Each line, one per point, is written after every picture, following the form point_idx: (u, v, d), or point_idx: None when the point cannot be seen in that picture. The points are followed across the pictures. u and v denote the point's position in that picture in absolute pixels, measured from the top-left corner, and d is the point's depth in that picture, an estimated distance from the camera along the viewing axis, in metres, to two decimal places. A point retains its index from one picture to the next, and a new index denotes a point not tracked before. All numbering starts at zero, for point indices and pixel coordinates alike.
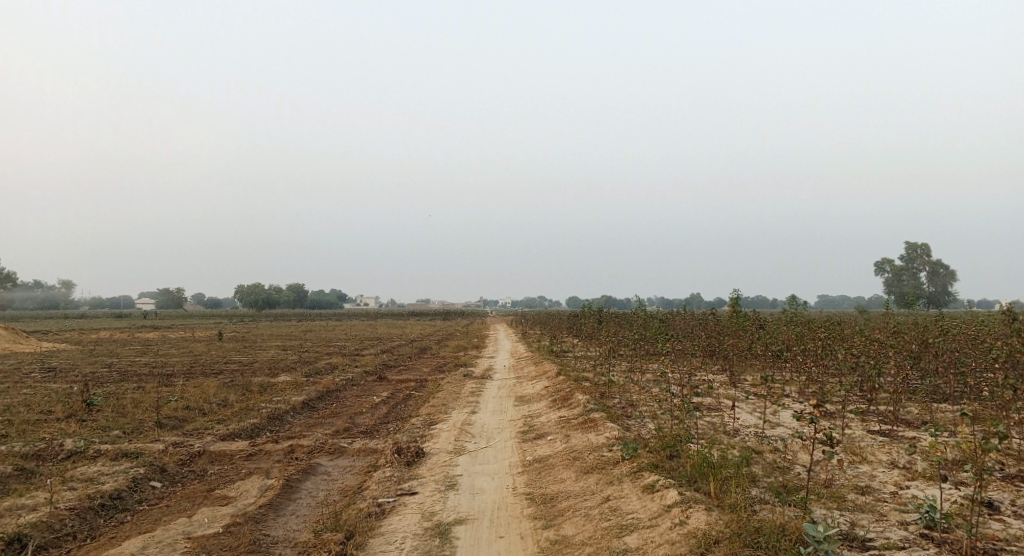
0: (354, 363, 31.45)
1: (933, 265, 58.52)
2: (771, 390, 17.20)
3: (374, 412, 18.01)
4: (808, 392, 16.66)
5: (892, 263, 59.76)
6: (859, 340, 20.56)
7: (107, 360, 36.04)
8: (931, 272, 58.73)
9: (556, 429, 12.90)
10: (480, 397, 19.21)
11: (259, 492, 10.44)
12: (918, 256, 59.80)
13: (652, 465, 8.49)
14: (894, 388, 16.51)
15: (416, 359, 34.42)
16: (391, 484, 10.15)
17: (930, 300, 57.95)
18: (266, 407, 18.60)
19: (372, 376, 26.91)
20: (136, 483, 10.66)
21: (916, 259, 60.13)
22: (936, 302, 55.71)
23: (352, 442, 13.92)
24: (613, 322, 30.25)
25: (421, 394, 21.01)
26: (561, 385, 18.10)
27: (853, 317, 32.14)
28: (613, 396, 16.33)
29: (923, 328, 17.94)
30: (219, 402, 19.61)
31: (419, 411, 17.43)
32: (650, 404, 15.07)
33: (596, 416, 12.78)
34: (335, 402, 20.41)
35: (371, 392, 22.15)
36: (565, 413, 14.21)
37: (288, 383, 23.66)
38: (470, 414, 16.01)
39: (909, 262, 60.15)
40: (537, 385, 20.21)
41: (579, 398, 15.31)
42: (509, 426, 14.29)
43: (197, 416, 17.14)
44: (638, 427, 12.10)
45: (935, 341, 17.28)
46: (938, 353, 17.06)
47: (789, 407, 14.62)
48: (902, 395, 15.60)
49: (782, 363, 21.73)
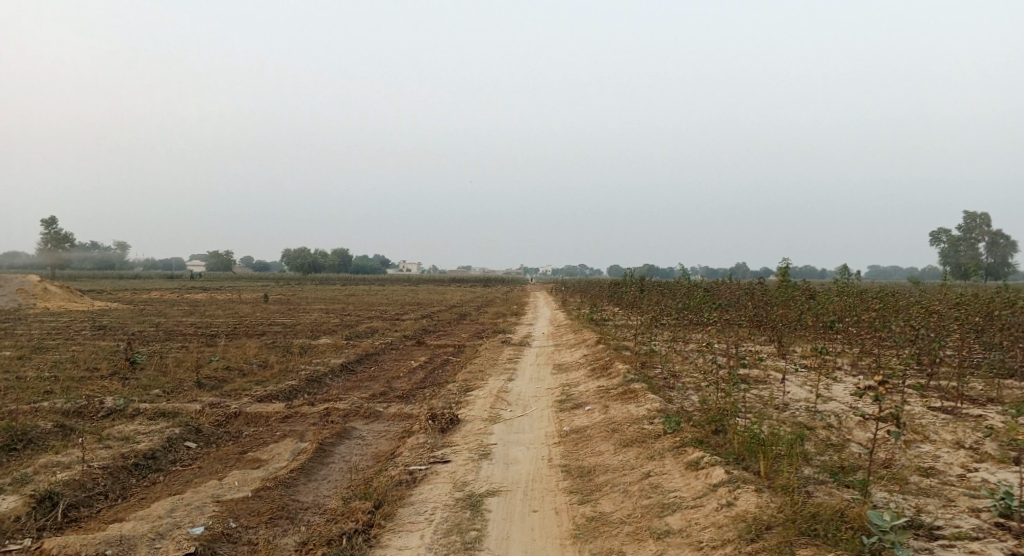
0: (394, 327, 31.51)
1: (993, 235, 55.70)
2: (823, 362, 16.41)
3: (411, 376, 17.86)
4: (863, 366, 15.83)
5: (949, 233, 57.12)
6: (918, 311, 19.47)
7: (156, 319, 36.97)
8: (990, 243, 55.96)
9: (594, 399, 12.47)
10: (518, 364, 18.88)
11: (292, 455, 10.32)
12: (977, 226, 57.01)
13: (697, 441, 7.98)
14: (957, 362, 15.54)
15: (455, 324, 34.35)
16: (424, 451, 9.89)
17: (989, 272, 55.28)
18: (305, 369, 18.64)
19: (411, 340, 26.86)
20: (170, 443, 10.67)
21: (975, 229, 57.35)
22: (995, 274, 53.12)
23: (388, 406, 13.75)
24: (655, 291, 29.52)
25: (459, 359, 20.80)
26: (601, 354, 17.64)
27: (909, 288, 30.71)
28: (655, 366, 15.79)
29: (990, 300, 16.81)
30: (260, 363, 19.77)
31: (456, 376, 17.19)
32: (694, 376, 14.50)
33: (637, 387, 12.29)
34: (373, 365, 20.37)
35: (409, 356, 22.07)
36: (605, 383, 13.75)
37: (327, 346, 23.75)
38: (507, 382, 15.69)
39: (966, 233, 57.43)
40: (576, 353, 19.78)
41: (619, 367, 14.83)
42: (547, 395, 13.91)
43: (236, 377, 17.26)
44: (680, 399, 11.57)
45: (1003, 313, 16.18)
46: (1005, 327, 15.98)
47: (843, 382, 13.85)
48: (966, 370, 14.65)
49: (833, 335, 20.79)
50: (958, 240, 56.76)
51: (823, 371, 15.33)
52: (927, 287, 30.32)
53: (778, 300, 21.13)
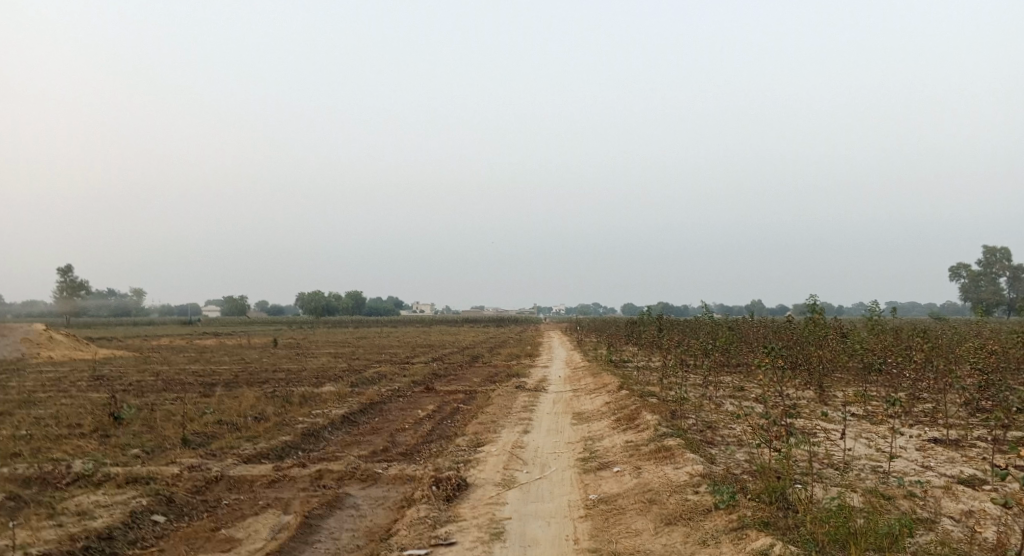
0: (403, 372, 30.03)
1: (1015, 269, 53.78)
2: (872, 411, 14.75)
3: (417, 428, 16.31)
4: (919, 415, 14.13)
5: (968, 267, 55.12)
6: (968, 351, 17.78)
7: (158, 368, 35.71)
8: (1012, 278, 54.04)
9: (623, 458, 10.87)
10: (534, 413, 17.34)
11: (272, 533, 8.83)
12: (997, 261, 55.21)
13: (761, 523, 6.50)
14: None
15: (467, 368, 32.84)
16: (427, 527, 8.36)
17: (1013, 308, 53.21)
18: (303, 422, 17.17)
19: (419, 386, 25.36)
20: (134, 518, 9.22)
21: (994, 264, 55.48)
22: (1018, 309, 51.08)
23: (388, 467, 12.19)
24: (676, 330, 27.98)
25: (470, 408, 19.28)
26: (624, 401, 16.06)
27: (943, 323, 28.93)
28: (686, 417, 14.19)
29: None
30: (256, 415, 18.37)
31: (466, 428, 15.65)
32: (732, 430, 12.89)
33: (671, 444, 10.73)
34: (378, 415, 18.92)
35: (417, 404, 20.53)
36: (633, 438, 12.16)
37: (331, 394, 22.29)
38: (522, 435, 14.15)
39: (987, 267, 55.42)
40: (596, 400, 18.20)
41: (647, 419, 13.23)
42: (568, 452, 12.32)
43: (227, 432, 15.85)
44: (724, 460, 9.97)
45: None
46: None
47: (903, 434, 12.17)
48: None
49: (875, 377, 19.09)
50: (978, 275, 54.82)
51: (876, 422, 13.64)
52: (963, 323, 28.50)
53: (810, 339, 19.59)
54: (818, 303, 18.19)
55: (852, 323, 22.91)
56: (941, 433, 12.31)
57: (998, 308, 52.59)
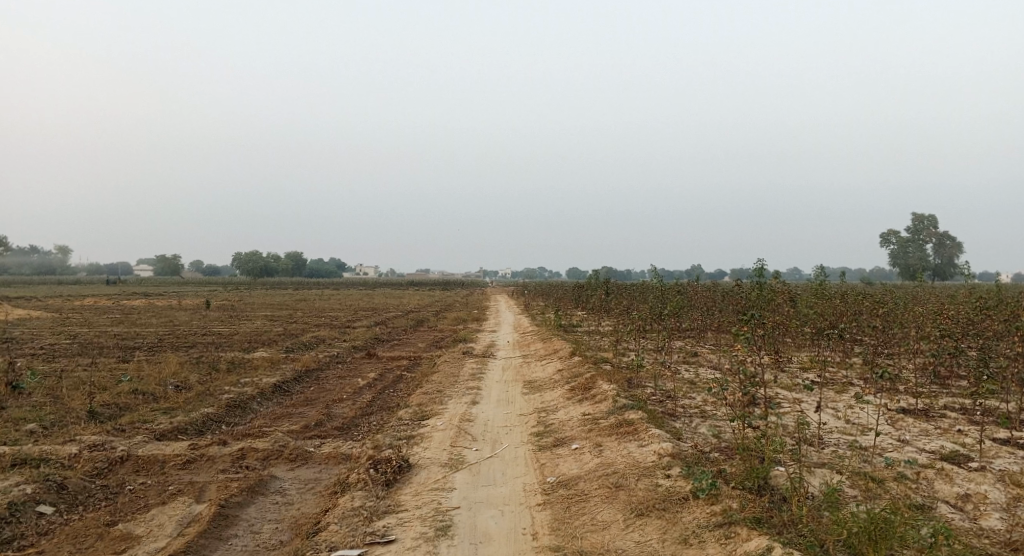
0: (343, 337, 28.59)
1: (940, 236, 55.34)
2: (830, 380, 14.29)
3: (356, 399, 15.09)
4: (878, 384, 13.69)
5: (898, 234, 56.36)
6: (916, 317, 17.53)
7: (76, 331, 33.04)
8: (937, 245, 55.63)
9: (582, 434, 9.91)
10: (482, 382, 16.32)
11: (179, 528, 7.57)
12: (925, 228, 56.66)
13: (751, 521, 5.69)
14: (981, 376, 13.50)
15: (411, 332, 31.59)
16: (362, 520, 7.26)
17: (936, 274, 54.94)
18: (229, 392, 15.72)
19: (360, 351, 24.02)
20: (12, 511, 7.79)
21: (922, 232, 56.93)
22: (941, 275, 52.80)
23: (321, 444, 10.98)
24: (625, 295, 27.32)
25: (413, 375, 18.13)
26: (577, 369, 15.19)
27: (884, 289, 29.14)
28: (643, 386, 13.38)
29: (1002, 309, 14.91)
30: (178, 383, 16.81)
31: (409, 399, 14.52)
32: (694, 400, 12.12)
33: (632, 417, 9.84)
34: (314, 383, 17.62)
35: (357, 372, 19.24)
36: (590, 410, 11.25)
37: (263, 361, 20.75)
38: (470, 406, 13.11)
39: (914, 235, 56.72)
40: (547, 368, 17.28)
41: (604, 389, 12.34)
42: (520, 425, 11.32)
43: (141, 403, 14.29)
44: (692, 436, 9.14)
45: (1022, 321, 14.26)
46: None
47: (871, 404, 11.58)
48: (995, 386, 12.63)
49: (827, 342, 18.76)
50: (906, 242, 56.22)
51: (838, 390, 13.12)
52: (903, 288, 28.72)
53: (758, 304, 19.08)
54: (765, 267, 17.56)
55: (799, 287, 22.56)
56: (905, 402, 11.84)
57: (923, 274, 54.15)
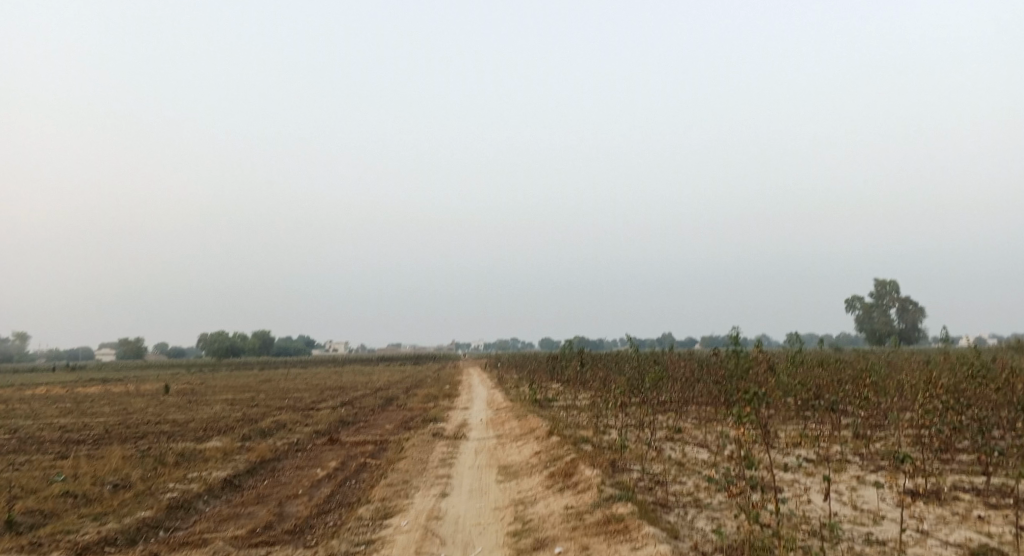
0: (306, 420, 26.96)
1: (903, 301, 55.95)
2: (824, 456, 13.40)
3: (314, 493, 13.72)
4: (876, 462, 12.83)
5: (862, 298, 56.84)
6: (902, 384, 16.90)
7: (17, 423, 30.65)
8: (900, 309, 56.21)
9: (565, 533, 8.78)
10: (453, 468, 15.08)
11: None
12: (887, 292, 57.20)
13: None
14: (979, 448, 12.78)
15: (380, 413, 30.08)
16: None
17: (902, 338, 55.25)
18: (172, 490, 14.20)
19: (323, 436, 22.49)
20: None
21: (884, 296, 57.46)
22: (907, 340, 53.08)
23: (268, 554, 9.66)
24: (600, 366, 26.42)
25: (378, 463, 16.77)
26: (556, 451, 14.08)
27: (861, 353, 28.66)
28: (628, 470, 12.33)
29: (991, 374, 14.37)
30: (117, 481, 15.22)
31: (373, 491, 13.23)
32: (684, 486, 11.09)
33: (620, 511, 8.80)
34: (269, 476, 16.15)
35: (318, 461, 17.79)
36: (573, 502, 10.16)
37: (215, 451, 19.15)
38: (440, 500, 11.89)
39: (878, 299, 57.22)
40: (523, 450, 16.12)
41: (586, 475, 11.27)
42: (495, 522, 10.15)
43: (69, 509, 12.72)
44: (690, 534, 8.12)
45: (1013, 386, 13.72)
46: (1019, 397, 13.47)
47: (874, 485, 10.67)
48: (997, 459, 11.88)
49: (812, 413, 17.99)
50: (870, 306, 56.73)
51: (835, 468, 12.25)
52: (877, 352, 28.36)
53: (736, 373, 18.31)
54: (742, 335, 16.90)
55: (778, 354, 21.91)
56: (909, 480, 10.99)
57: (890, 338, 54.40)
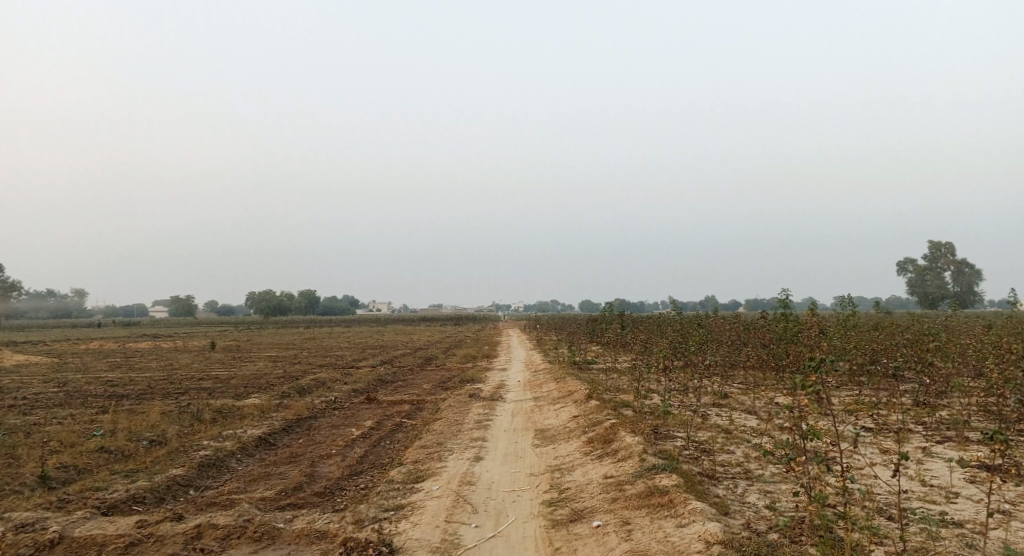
0: (345, 379, 26.88)
1: (958, 264, 53.37)
2: (884, 426, 12.44)
3: (346, 454, 13.41)
4: (941, 433, 11.85)
5: (914, 261, 54.33)
6: (966, 352, 15.70)
7: (67, 377, 31.38)
8: (955, 272, 53.67)
9: (604, 506, 8.17)
10: (488, 430, 14.61)
11: None
12: (942, 255, 54.53)
13: None
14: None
15: (418, 372, 29.88)
16: None
17: (956, 302, 52.79)
18: (205, 448, 14.04)
19: (359, 396, 22.29)
20: None
21: (939, 259, 54.77)
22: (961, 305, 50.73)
23: (293, 518, 9.31)
24: (640, 328, 25.60)
25: (413, 423, 16.42)
26: (596, 416, 13.42)
27: (916, 318, 27.18)
28: (671, 437, 11.61)
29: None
30: (153, 438, 15.17)
31: (406, 454, 12.83)
32: (733, 455, 10.35)
33: (664, 484, 8.11)
34: (304, 435, 15.94)
35: (353, 421, 17.53)
36: (613, 470, 9.51)
37: (252, 409, 19.08)
38: (473, 464, 11.40)
39: (932, 262, 54.59)
40: (561, 413, 15.54)
41: (628, 442, 10.59)
42: (531, 490, 9.60)
43: (102, 465, 12.64)
44: (742, 512, 7.39)
45: None
46: None
47: (944, 458, 9.75)
48: None
49: (866, 379, 16.94)
50: (923, 269, 54.25)
51: (897, 439, 11.33)
52: (934, 316, 26.87)
53: (785, 337, 17.31)
54: (790, 297, 15.88)
55: (830, 317, 20.72)
56: (979, 453, 10.07)
57: (943, 302, 52.02)
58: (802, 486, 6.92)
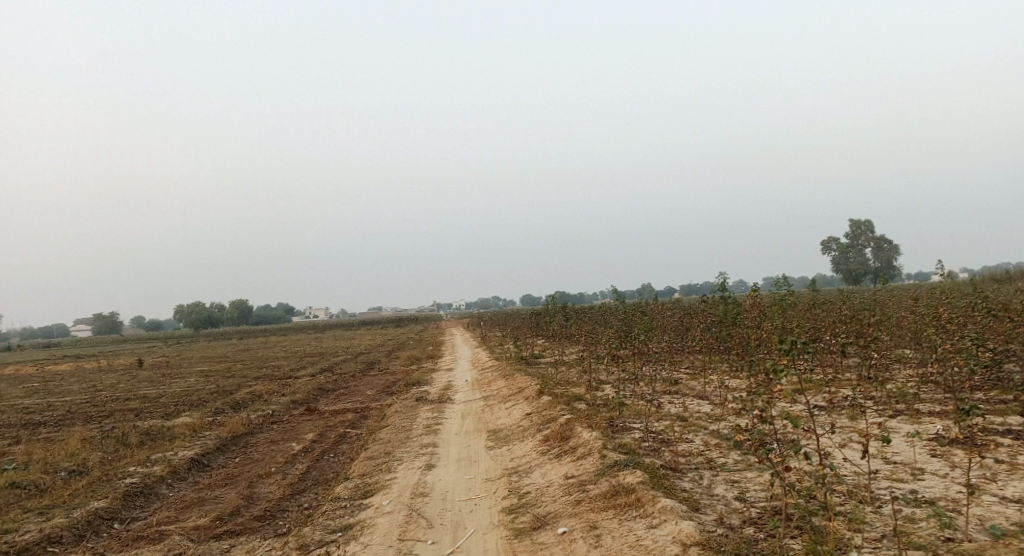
0: (283, 390, 25.66)
1: (877, 241, 55.61)
2: (834, 404, 12.45)
3: (288, 471, 12.55)
4: (890, 407, 11.92)
5: (837, 239, 56.31)
6: (902, 325, 16.01)
7: None
8: (875, 248, 55.94)
9: (568, 510, 7.72)
10: (438, 435, 13.97)
11: None
12: (862, 233, 56.71)
13: None
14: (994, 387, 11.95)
15: (361, 378, 28.89)
16: None
17: (877, 276, 55.02)
18: (131, 475, 12.92)
19: (299, 407, 21.23)
20: None
21: (860, 236, 56.90)
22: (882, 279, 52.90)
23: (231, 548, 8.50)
24: (584, 319, 25.37)
25: (358, 433, 15.62)
26: (549, 412, 12.97)
27: (848, 293, 27.91)
28: (629, 429, 11.25)
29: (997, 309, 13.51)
30: (72, 468, 13.89)
31: (352, 466, 12.08)
32: (693, 445, 10.07)
33: (630, 481, 7.71)
34: (241, 453, 14.94)
35: (294, 434, 16.58)
36: (574, 470, 9.06)
37: (184, 428, 17.83)
38: (425, 473, 10.77)
39: (853, 239, 56.67)
40: (512, 412, 15.03)
41: (585, 438, 10.18)
42: (489, 497, 9.06)
43: (12, 504, 11.40)
44: (713, 507, 7.07)
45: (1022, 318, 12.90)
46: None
47: (900, 433, 9.72)
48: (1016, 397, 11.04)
49: (809, 357, 17.09)
50: (845, 246, 56.31)
51: (851, 417, 11.29)
52: (864, 290, 27.64)
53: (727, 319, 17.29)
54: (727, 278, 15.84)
55: (769, 297, 20.93)
56: (932, 426, 10.10)
57: (865, 277, 54.11)
58: (773, 476, 6.65)
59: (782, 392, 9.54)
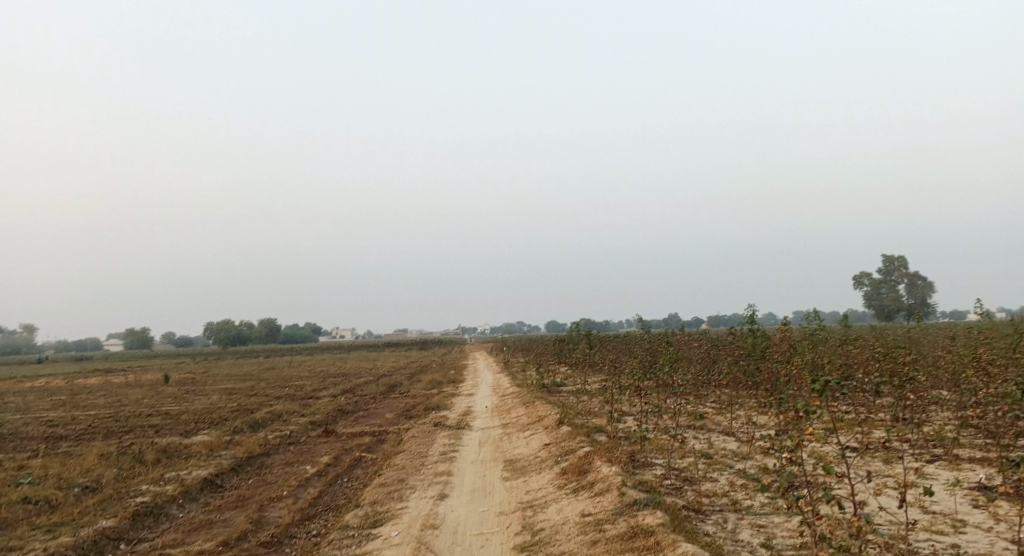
0: (303, 410, 25.53)
1: (911, 277, 54.29)
2: (867, 446, 11.87)
3: (299, 495, 12.30)
4: (927, 452, 11.32)
5: (869, 275, 55.08)
6: (940, 364, 15.35)
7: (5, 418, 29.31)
8: (909, 284, 54.59)
9: (583, 550, 7.33)
10: (454, 463, 13.62)
11: None
12: (896, 268, 55.39)
13: None
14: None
15: (381, 401, 28.69)
16: None
17: (911, 313, 53.56)
18: (143, 494, 12.76)
19: (317, 429, 21.03)
20: None
21: (893, 272, 55.58)
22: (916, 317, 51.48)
23: None
24: (608, 347, 24.93)
25: (373, 458, 15.34)
26: (569, 444, 12.57)
27: (882, 330, 27.07)
28: (651, 466, 10.80)
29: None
30: (86, 484, 13.81)
31: (364, 493, 11.78)
32: (718, 485, 9.60)
33: (649, 523, 7.30)
34: (255, 475, 14.74)
35: (309, 456, 16.35)
36: (591, 507, 8.66)
37: (200, 447, 17.71)
38: (437, 503, 10.43)
39: (886, 275, 55.36)
40: (531, 442, 14.63)
41: (604, 473, 9.77)
42: (501, 532, 8.68)
43: (22, 520, 11.29)
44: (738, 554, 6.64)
45: None
46: None
47: (939, 481, 9.16)
48: None
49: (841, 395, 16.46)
50: (878, 282, 54.99)
51: (886, 460, 10.73)
52: (898, 327, 26.78)
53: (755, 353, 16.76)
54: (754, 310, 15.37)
55: (799, 331, 20.32)
56: (975, 474, 9.52)
57: (899, 314, 52.70)
58: (805, 524, 6.22)
59: (812, 432, 9.08)
